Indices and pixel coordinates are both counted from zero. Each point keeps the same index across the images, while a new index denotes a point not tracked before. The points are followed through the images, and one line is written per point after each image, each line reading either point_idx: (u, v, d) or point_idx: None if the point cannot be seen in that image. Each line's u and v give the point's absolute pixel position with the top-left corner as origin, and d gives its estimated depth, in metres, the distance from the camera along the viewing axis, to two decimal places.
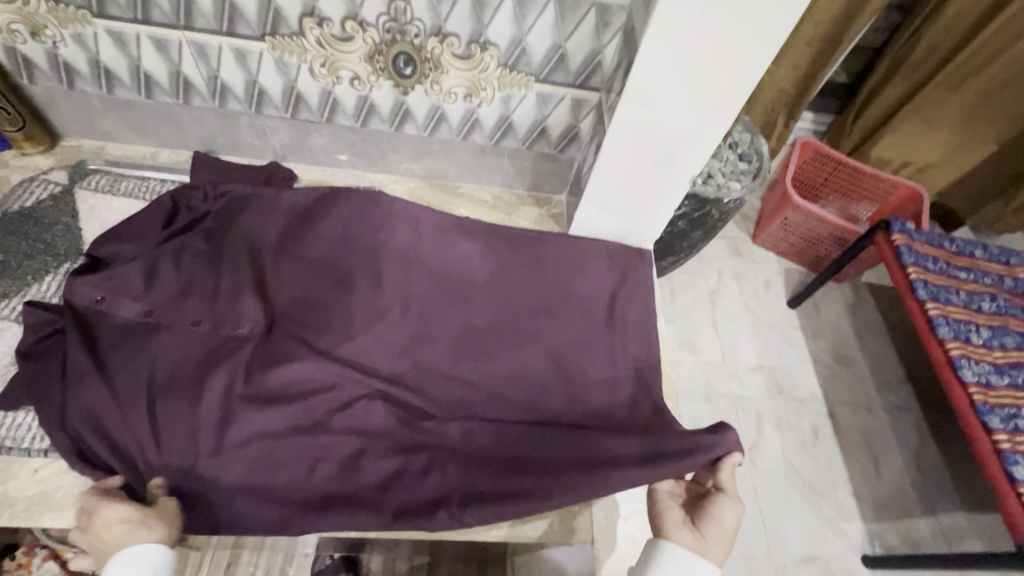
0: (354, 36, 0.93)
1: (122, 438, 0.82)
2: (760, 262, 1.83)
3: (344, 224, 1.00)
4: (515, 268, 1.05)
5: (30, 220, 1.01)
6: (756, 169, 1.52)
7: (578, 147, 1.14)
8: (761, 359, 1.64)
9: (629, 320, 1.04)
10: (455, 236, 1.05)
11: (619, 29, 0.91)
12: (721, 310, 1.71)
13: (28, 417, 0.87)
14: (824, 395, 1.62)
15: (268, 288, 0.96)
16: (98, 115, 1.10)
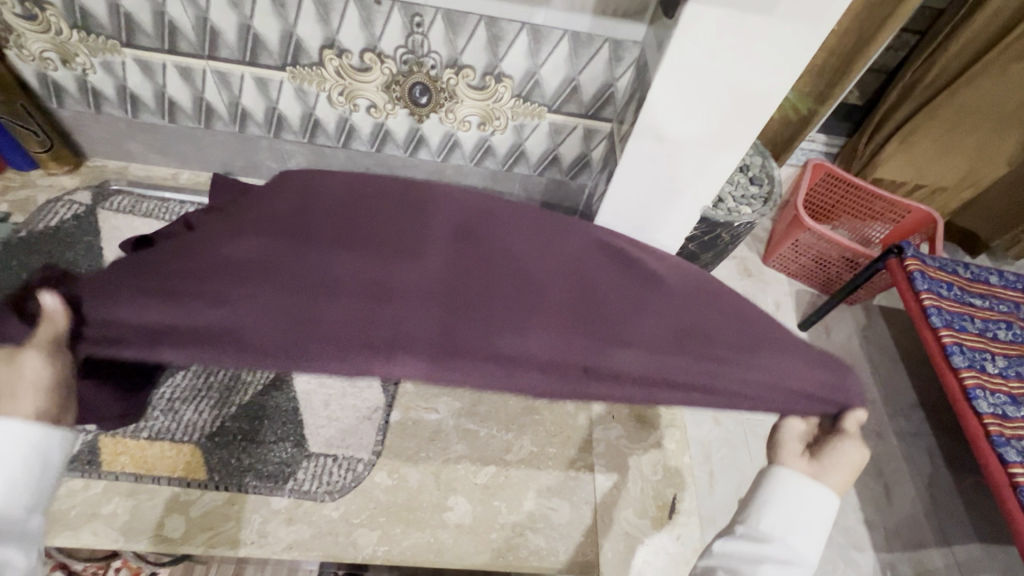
0: (372, 67, 0.95)
1: None
2: (771, 284, 1.82)
3: None
4: None
5: (54, 239, 1.04)
6: (767, 194, 1.51)
7: (590, 173, 1.15)
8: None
9: None
10: None
11: (631, 63, 0.92)
12: None
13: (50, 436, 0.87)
14: None
15: None
16: (122, 137, 1.13)
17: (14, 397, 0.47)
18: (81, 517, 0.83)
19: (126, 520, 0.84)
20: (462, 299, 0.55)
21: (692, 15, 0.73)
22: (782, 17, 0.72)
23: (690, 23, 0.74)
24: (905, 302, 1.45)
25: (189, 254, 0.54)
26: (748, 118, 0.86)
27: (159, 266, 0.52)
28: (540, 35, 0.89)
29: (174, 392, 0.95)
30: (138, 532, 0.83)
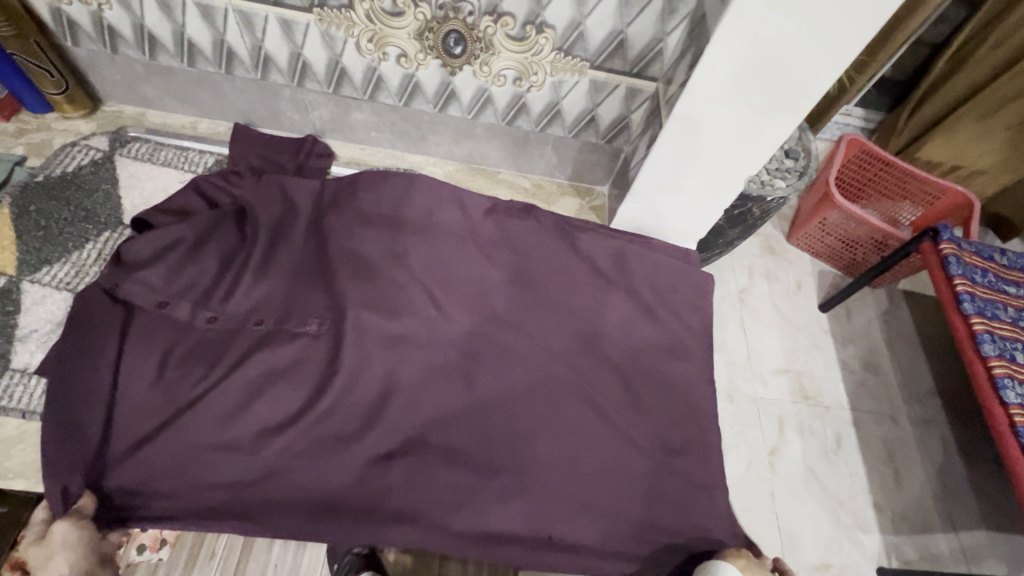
0: (405, 11, 0.89)
1: (153, 407, 0.83)
2: (795, 263, 1.76)
3: (366, 252, 0.99)
4: (516, 321, 1.02)
5: (71, 185, 1.00)
6: (802, 169, 1.44)
7: (627, 137, 1.09)
8: (788, 362, 1.59)
9: (643, 375, 1.02)
10: (457, 279, 1.03)
11: (685, 15, 0.84)
12: (749, 309, 1.65)
13: (35, 384, 0.84)
14: (850, 403, 1.57)
15: (302, 272, 0.98)
16: (139, 80, 1.08)
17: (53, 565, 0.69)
18: None
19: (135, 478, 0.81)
20: (507, 463, 0.90)
21: None
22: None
23: None
24: (937, 288, 1.39)
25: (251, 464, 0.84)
26: (803, 84, 0.79)
27: (305, 425, 0.87)
28: None
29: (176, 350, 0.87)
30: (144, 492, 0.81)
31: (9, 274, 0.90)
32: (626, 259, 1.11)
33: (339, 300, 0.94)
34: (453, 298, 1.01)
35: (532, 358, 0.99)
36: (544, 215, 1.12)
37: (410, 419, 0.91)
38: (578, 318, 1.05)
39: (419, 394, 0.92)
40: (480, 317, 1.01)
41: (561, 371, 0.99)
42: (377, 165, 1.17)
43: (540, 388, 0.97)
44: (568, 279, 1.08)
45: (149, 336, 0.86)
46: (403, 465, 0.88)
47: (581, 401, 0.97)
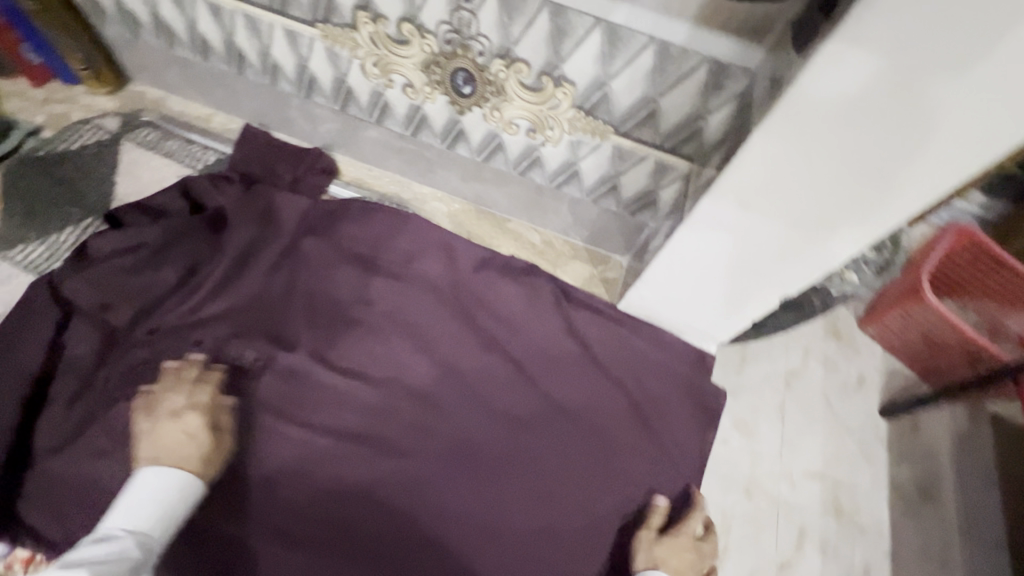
0: (411, 40, 0.78)
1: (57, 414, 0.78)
2: (863, 353, 1.24)
3: (324, 287, 0.93)
4: (475, 393, 0.91)
5: (69, 163, 0.99)
6: (883, 262, 1.09)
7: (653, 214, 0.93)
8: (825, 466, 1.12)
9: (607, 487, 0.88)
10: (419, 333, 0.92)
11: (732, 96, 0.68)
12: (796, 400, 1.18)
13: None
14: (893, 535, 1.08)
15: (250, 299, 0.91)
16: (161, 67, 1.06)
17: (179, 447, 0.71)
18: None
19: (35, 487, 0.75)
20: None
21: (828, 57, 0.48)
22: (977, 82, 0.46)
23: (826, 67, 0.49)
24: None
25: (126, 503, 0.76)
26: (866, 206, 0.61)
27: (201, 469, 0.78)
28: (617, 39, 0.67)
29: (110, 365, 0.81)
30: (38, 499, 0.74)
31: None
32: (625, 357, 0.95)
33: (284, 339, 0.89)
34: (420, 367, 0.90)
35: (491, 455, 0.87)
36: (543, 281, 0.99)
37: (340, 500, 0.81)
38: (556, 419, 0.91)
39: (356, 475, 0.82)
40: (444, 397, 0.90)
41: (520, 479, 0.86)
42: (379, 190, 1.09)
43: (490, 496, 0.85)
44: (549, 360, 0.94)
45: (78, 337, 0.82)
46: (317, 556, 0.78)
47: (534, 522, 0.84)
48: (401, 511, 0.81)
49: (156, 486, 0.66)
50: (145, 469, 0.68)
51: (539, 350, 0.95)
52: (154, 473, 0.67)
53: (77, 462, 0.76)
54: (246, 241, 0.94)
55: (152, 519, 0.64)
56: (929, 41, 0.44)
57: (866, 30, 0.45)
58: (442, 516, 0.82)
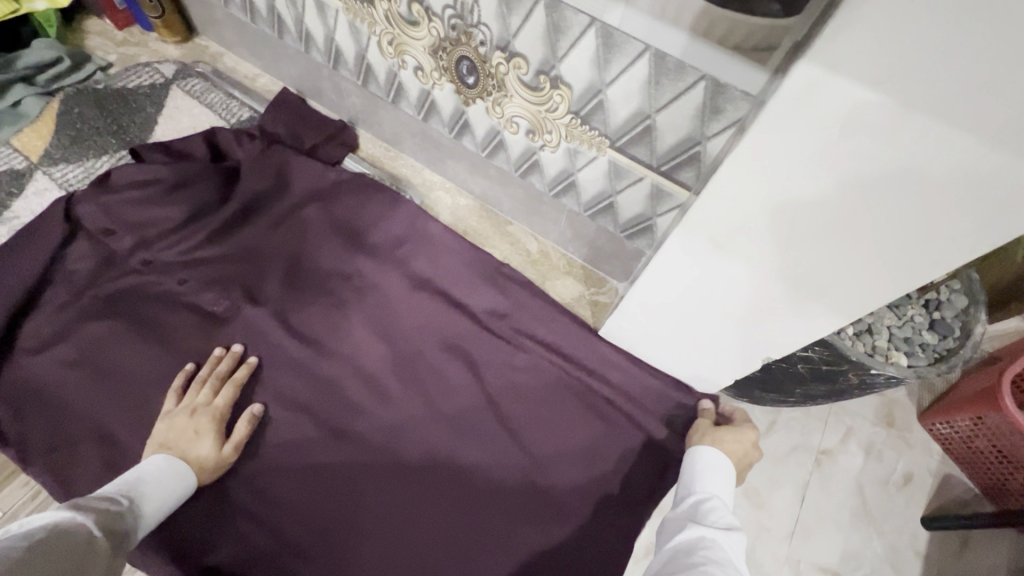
0: (420, 22, 0.77)
1: (43, 322, 0.85)
2: (916, 450, 1.07)
3: (309, 252, 0.94)
4: (429, 386, 0.89)
5: (122, 99, 1.07)
6: (945, 351, 0.92)
7: (650, 242, 0.86)
8: (840, 564, 0.98)
9: (544, 514, 0.83)
10: (388, 316, 0.91)
11: (731, 122, 0.61)
12: (823, 480, 1.04)
13: None
14: None
15: (241, 251, 0.94)
16: (219, 24, 1.13)
17: (198, 444, 0.76)
18: None
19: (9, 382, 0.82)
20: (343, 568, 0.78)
21: (803, 84, 0.41)
22: (985, 137, 0.37)
23: (802, 97, 0.41)
24: None
25: (77, 417, 0.80)
26: (856, 263, 0.52)
27: (152, 401, 0.82)
28: (612, 43, 0.62)
29: (99, 288, 0.88)
30: (9, 392, 0.81)
31: (31, 159, 0.99)
32: (591, 388, 0.89)
33: (262, 296, 0.91)
34: (380, 352, 0.90)
35: (433, 450, 0.85)
36: (524, 292, 0.95)
37: (277, 463, 0.82)
38: (506, 434, 0.87)
39: (296, 444, 0.84)
40: (399, 386, 0.88)
41: (455, 484, 0.83)
42: (391, 170, 1.09)
43: (421, 496, 0.82)
44: (512, 369, 0.90)
45: (80, 257, 0.89)
46: (243, 513, 0.80)
47: (460, 535, 0.81)
48: (331, 483, 0.82)
49: (162, 471, 0.72)
50: (158, 455, 0.74)
51: (504, 358, 0.91)
52: (160, 460, 0.73)
53: (49, 368, 0.82)
54: (249, 196, 0.98)
55: (153, 492, 0.69)
56: (922, 77, 0.36)
57: (844, 55, 0.38)
58: (370, 498, 0.81)
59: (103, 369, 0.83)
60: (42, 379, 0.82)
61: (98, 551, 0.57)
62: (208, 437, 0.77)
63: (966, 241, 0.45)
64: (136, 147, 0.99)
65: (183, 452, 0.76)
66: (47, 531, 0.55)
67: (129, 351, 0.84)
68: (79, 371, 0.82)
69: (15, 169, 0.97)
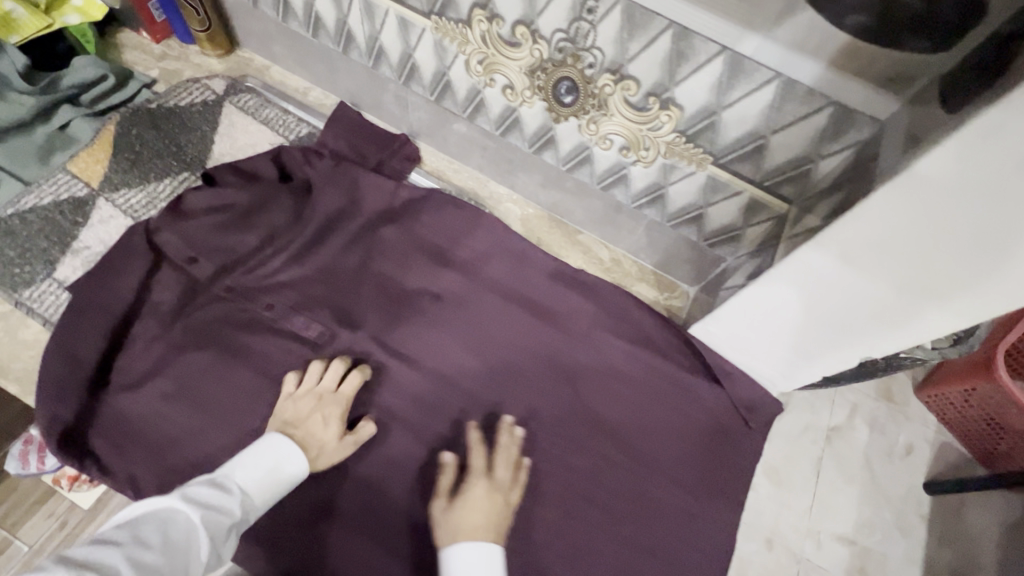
0: (522, 43, 0.78)
1: (139, 356, 0.83)
2: (913, 420, 1.14)
3: (396, 271, 0.94)
4: (529, 399, 0.91)
5: (175, 118, 1.04)
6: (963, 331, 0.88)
7: (734, 250, 0.91)
8: (856, 533, 1.05)
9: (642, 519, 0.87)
10: (483, 331, 0.93)
11: (852, 144, 0.65)
12: (834, 454, 1.11)
13: (51, 288, 0.85)
14: None
15: (325, 274, 0.93)
16: (269, 36, 1.10)
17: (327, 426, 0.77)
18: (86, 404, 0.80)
19: (108, 421, 0.80)
20: None
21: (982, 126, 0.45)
22: None
23: (976, 137, 0.46)
24: None
25: (183, 449, 0.79)
26: (990, 283, 0.56)
27: (255, 428, 0.80)
28: (739, 70, 0.65)
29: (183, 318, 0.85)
30: (106, 430, 0.79)
31: (91, 185, 0.95)
32: (678, 394, 0.93)
33: (354, 316, 0.91)
34: (477, 368, 0.91)
35: (535, 461, 0.88)
36: (606, 298, 0.98)
37: (387, 484, 0.83)
38: (603, 446, 0.90)
39: (402, 465, 0.85)
40: (498, 404, 0.90)
41: (558, 493, 0.87)
42: (457, 184, 1.10)
43: (524, 511, 0.85)
44: (606, 379, 0.93)
45: (165, 286, 0.87)
46: (355, 536, 0.81)
47: (562, 546, 0.84)
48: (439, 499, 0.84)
49: (275, 453, 0.70)
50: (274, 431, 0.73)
51: (597, 367, 0.94)
52: (286, 446, 0.71)
53: (144, 403, 0.80)
54: (329, 218, 0.97)
55: (264, 480, 0.68)
56: None
57: None
58: None
59: (203, 398, 0.81)
60: (142, 410, 0.80)
61: (198, 565, 0.56)
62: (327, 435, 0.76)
63: None
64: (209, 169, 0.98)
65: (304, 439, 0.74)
66: (159, 536, 0.54)
67: (228, 378, 0.83)
68: (180, 400, 0.81)
69: (77, 197, 0.93)
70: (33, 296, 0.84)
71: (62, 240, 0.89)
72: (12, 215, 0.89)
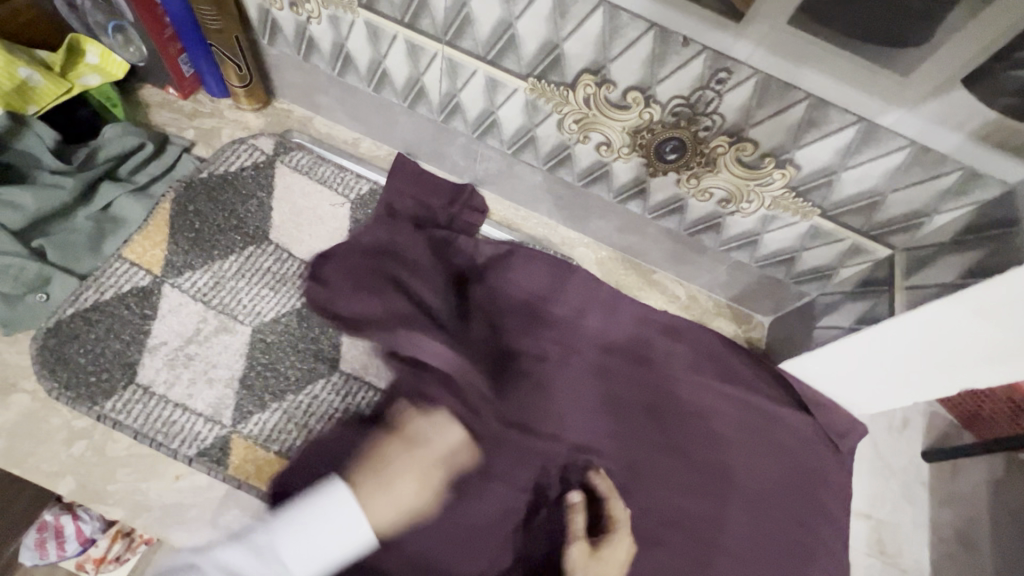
0: (632, 106, 0.76)
1: (248, 459, 0.78)
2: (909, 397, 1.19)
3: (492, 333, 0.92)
4: (639, 450, 0.92)
5: (228, 187, 0.96)
6: None
7: (821, 286, 0.94)
8: (870, 507, 1.11)
9: (761, 555, 0.89)
10: (585, 386, 0.93)
11: (974, 202, 0.68)
12: None
13: (136, 396, 0.78)
14: None
15: None
16: (317, 89, 1.03)
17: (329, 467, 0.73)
18: (200, 520, 0.74)
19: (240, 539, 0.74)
20: None
21: None
22: None
23: None
24: None
25: None
26: None
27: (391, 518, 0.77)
28: (871, 137, 0.67)
29: (313, 405, 0.83)
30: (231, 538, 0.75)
31: (155, 273, 0.87)
32: (773, 428, 0.97)
33: None
34: (585, 425, 0.91)
35: (655, 512, 0.89)
36: (694, 339, 1.01)
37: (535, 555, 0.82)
38: (716, 491, 0.92)
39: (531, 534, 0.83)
40: (610, 460, 0.90)
41: (681, 540, 0.89)
42: (528, 231, 1.08)
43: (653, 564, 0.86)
44: (705, 420, 0.96)
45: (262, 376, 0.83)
46: None
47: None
48: None
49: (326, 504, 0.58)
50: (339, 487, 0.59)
51: (696, 409, 0.96)
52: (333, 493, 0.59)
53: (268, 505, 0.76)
54: None
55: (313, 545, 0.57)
56: None
57: None
58: None
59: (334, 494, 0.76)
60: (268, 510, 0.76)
61: None
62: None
63: None
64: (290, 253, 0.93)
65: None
66: None
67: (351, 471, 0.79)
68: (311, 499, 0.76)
69: (141, 287, 0.85)
70: (117, 408, 0.77)
71: (135, 338, 0.81)
72: (74, 315, 0.81)
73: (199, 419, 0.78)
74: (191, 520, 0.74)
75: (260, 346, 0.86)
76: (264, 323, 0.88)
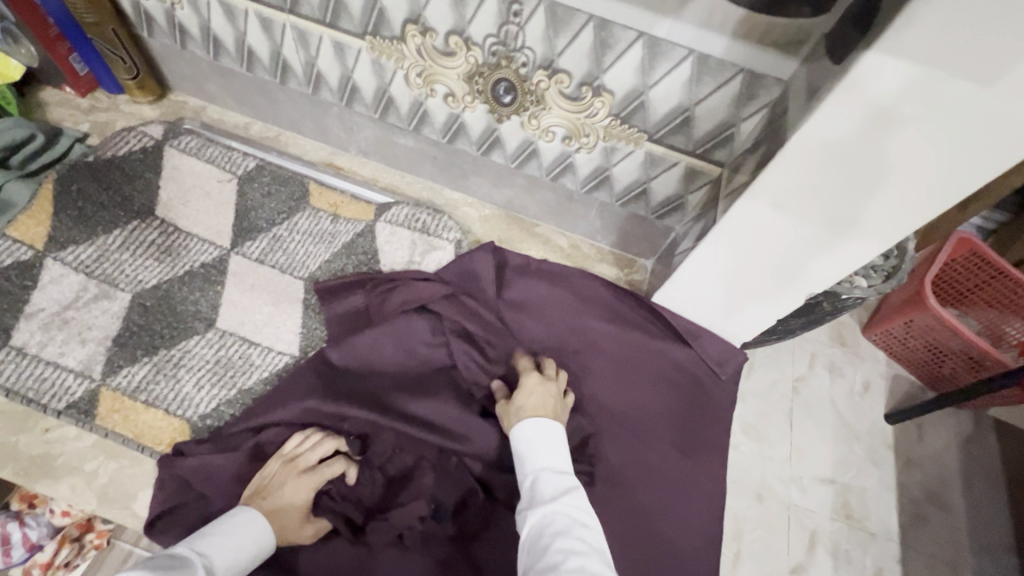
0: (457, 52, 0.82)
1: (117, 408, 0.82)
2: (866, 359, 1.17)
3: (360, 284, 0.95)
4: None
5: (116, 169, 1.01)
6: (892, 269, 0.91)
7: (680, 219, 0.97)
8: (835, 471, 1.07)
9: (645, 478, 0.91)
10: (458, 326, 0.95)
11: (765, 104, 0.73)
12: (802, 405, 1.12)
13: (8, 356, 0.82)
14: (973, 539, 1.05)
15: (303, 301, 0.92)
16: (202, 76, 1.10)
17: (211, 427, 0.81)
18: (65, 467, 0.79)
19: (104, 483, 0.79)
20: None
21: (868, 68, 0.53)
22: (988, 84, 0.50)
23: (862, 77, 0.54)
24: None
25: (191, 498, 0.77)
26: (906, 198, 0.62)
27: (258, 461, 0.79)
28: (658, 49, 0.71)
29: (184, 358, 0.87)
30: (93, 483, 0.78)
31: (37, 248, 0.92)
32: (652, 357, 0.99)
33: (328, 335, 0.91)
34: None
35: None
36: (574, 280, 1.04)
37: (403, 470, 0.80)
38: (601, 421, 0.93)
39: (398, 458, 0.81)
40: None
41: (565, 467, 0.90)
42: (413, 196, 1.12)
43: None
44: (586, 353, 0.98)
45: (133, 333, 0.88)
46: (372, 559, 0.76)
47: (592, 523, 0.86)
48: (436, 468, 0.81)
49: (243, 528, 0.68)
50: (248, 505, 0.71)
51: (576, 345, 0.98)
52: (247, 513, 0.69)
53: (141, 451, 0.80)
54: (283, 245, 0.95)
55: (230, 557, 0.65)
56: (951, 50, 0.49)
57: (906, 43, 0.50)
58: None
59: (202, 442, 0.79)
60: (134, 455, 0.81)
61: None
62: (286, 491, 0.73)
63: (994, 173, 0.56)
64: (176, 226, 1.00)
65: (271, 509, 0.72)
66: None
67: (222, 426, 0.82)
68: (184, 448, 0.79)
69: (22, 261, 0.90)
70: None
71: (13, 306, 0.86)
72: None
73: (70, 374, 0.83)
74: (59, 467, 0.79)
75: (138, 309, 0.90)
76: (144, 290, 0.92)
